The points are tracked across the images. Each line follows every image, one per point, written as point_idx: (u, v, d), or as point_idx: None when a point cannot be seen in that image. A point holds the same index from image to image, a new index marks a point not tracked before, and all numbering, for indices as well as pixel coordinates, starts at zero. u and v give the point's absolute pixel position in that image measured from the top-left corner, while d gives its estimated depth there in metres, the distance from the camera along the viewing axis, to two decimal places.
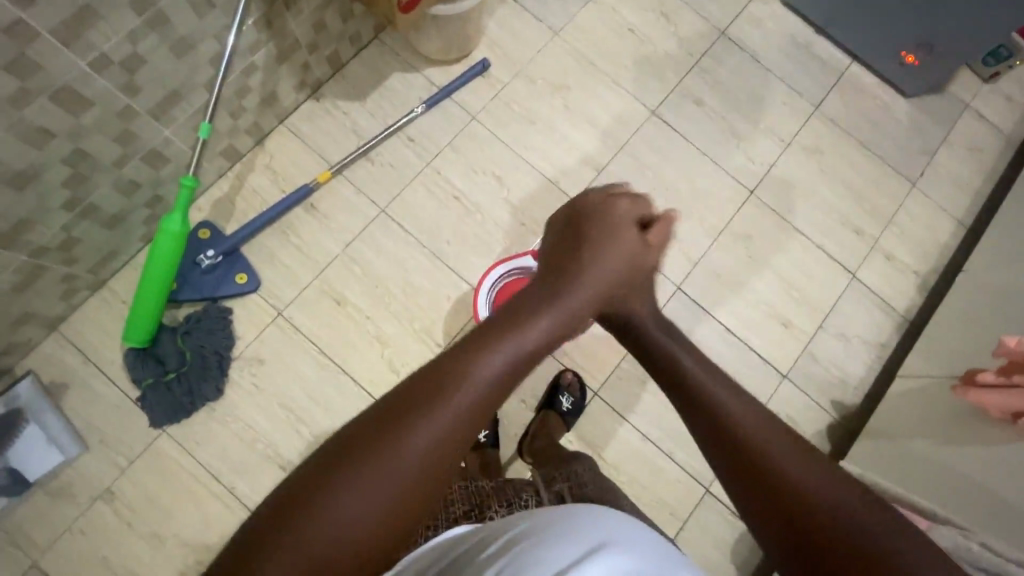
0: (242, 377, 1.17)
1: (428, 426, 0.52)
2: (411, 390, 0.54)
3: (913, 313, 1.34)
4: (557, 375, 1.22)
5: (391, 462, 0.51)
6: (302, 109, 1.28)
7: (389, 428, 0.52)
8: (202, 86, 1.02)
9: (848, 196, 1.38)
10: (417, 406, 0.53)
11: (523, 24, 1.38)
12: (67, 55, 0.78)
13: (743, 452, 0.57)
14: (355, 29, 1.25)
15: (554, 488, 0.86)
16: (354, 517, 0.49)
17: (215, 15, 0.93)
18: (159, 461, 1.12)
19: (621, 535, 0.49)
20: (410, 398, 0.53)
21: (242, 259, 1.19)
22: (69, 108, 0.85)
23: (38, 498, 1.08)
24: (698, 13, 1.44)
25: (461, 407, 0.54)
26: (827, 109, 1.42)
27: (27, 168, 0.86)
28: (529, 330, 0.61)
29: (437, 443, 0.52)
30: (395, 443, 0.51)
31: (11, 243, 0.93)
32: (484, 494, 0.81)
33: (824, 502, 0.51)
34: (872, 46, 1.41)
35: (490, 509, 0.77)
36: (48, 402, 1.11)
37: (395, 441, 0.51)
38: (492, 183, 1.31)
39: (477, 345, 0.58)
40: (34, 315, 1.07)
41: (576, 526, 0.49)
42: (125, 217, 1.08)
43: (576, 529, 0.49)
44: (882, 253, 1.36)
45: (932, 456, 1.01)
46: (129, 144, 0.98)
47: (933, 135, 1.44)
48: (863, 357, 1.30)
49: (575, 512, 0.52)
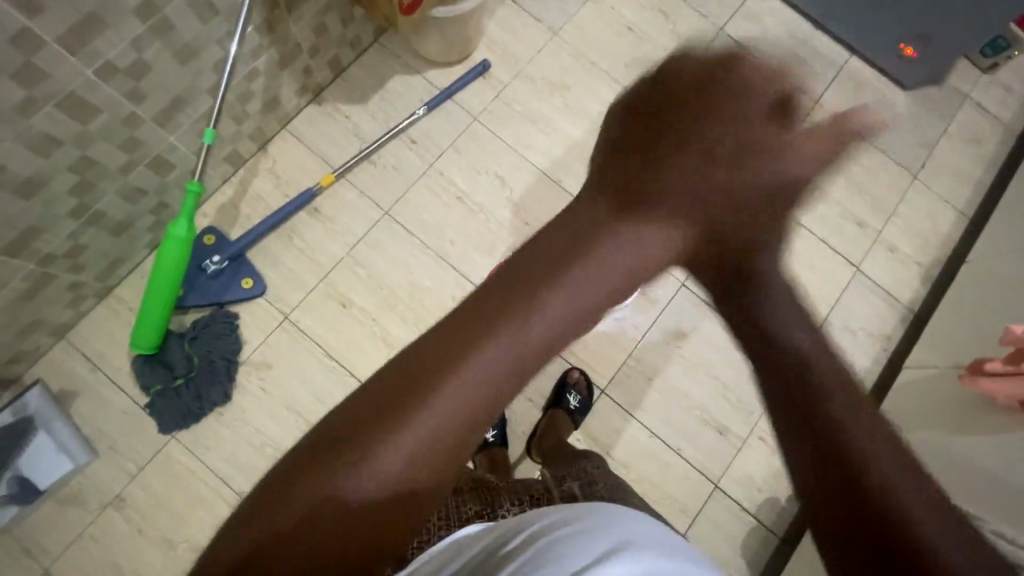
0: (249, 381, 1.17)
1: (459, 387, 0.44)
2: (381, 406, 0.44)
3: (917, 304, 1.34)
4: (564, 374, 1.22)
5: (413, 427, 0.43)
6: (304, 113, 1.28)
7: (411, 391, 0.44)
8: (206, 91, 1.02)
9: (851, 189, 1.38)
10: (444, 361, 0.45)
11: (523, 24, 1.38)
12: (73, 63, 0.79)
13: (805, 410, 0.44)
14: (355, 32, 1.26)
15: (564, 485, 0.86)
16: (368, 491, 0.42)
17: (218, 20, 0.93)
18: (169, 467, 1.12)
19: (641, 538, 0.49)
20: (437, 352, 0.46)
21: (249, 265, 1.20)
22: (75, 116, 0.85)
23: (50, 505, 1.08)
24: (697, 10, 1.44)
25: (450, 411, 0.44)
26: (827, 103, 1.43)
27: (34, 176, 0.87)
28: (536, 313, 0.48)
29: (467, 404, 0.44)
30: (417, 403, 0.44)
31: (19, 252, 0.93)
32: (494, 492, 0.81)
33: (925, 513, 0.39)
34: (870, 39, 1.41)
35: (502, 507, 0.76)
36: (57, 411, 1.10)
37: (411, 405, 0.44)
38: (494, 183, 1.31)
39: (501, 300, 0.49)
40: (42, 323, 1.07)
41: (603, 525, 0.49)
42: (131, 224, 1.09)
43: (601, 527, 0.49)
44: (885, 246, 1.36)
45: (938, 444, 1.02)
46: (135, 151, 0.99)
47: (933, 127, 1.44)
48: (868, 349, 1.31)
49: (605, 515, 0.51)
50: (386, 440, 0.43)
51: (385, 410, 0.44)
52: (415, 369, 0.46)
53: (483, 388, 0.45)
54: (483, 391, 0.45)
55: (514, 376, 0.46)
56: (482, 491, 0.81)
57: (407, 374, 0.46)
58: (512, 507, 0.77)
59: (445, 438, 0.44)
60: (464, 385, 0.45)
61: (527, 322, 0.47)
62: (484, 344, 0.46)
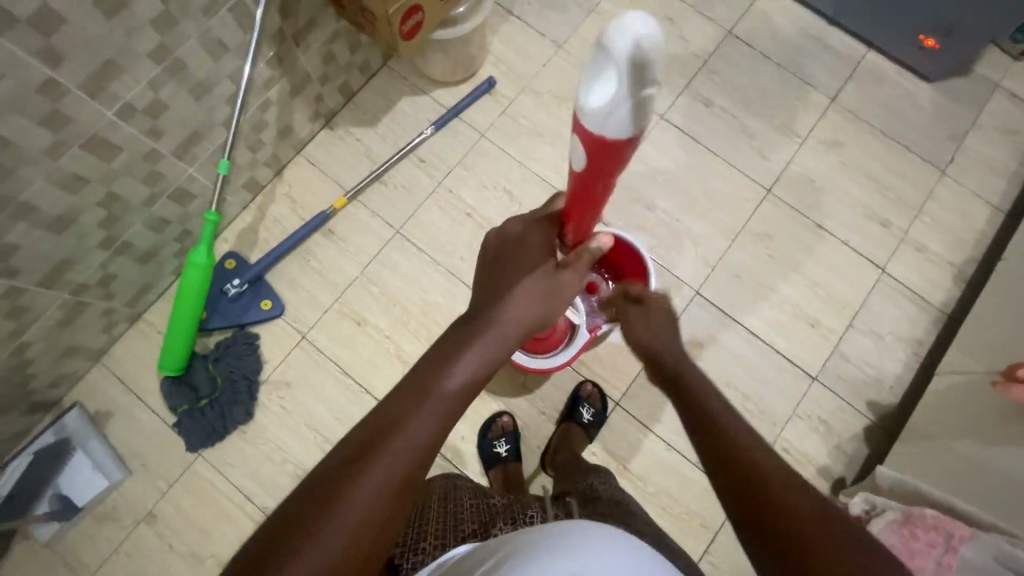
0: (271, 400, 1.21)
1: (378, 474, 0.46)
2: (330, 472, 0.46)
3: (950, 307, 1.27)
4: (577, 388, 1.22)
5: (336, 523, 0.44)
6: (317, 139, 1.33)
7: (342, 478, 0.46)
8: (221, 124, 1.07)
9: (872, 189, 1.33)
10: (379, 430, 0.48)
11: (528, 40, 1.40)
12: (94, 106, 0.84)
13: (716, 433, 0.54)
14: (364, 58, 1.30)
15: (564, 506, 0.84)
16: None
17: (229, 57, 0.98)
18: (196, 484, 1.17)
19: (596, 550, 0.48)
20: (364, 439, 0.48)
21: (267, 287, 1.24)
22: (98, 155, 0.90)
23: (88, 521, 1.14)
24: (704, 14, 1.42)
25: (380, 481, 0.46)
26: (844, 100, 1.38)
27: (65, 213, 0.92)
28: (450, 387, 0.51)
29: (398, 471, 0.47)
30: (344, 493, 0.45)
31: (54, 283, 0.99)
32: (492, 512, 0.80)
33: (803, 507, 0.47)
34: (889, 33, 1.36)
35: (494, 527, 0.74)
36: (94, 430, 1.17)
37: (339, 493, 0.45)
38: (503, 199, 1.32)
39: (425, 376, 0.52)
40: (79, 349, 1.14)
41: (567, 544, 0.49)
42: (157, 252, 1.15)
43: (571, 543, 0.49)
44: (913, 245, 1.30)
45: (970, 454, 0.96)
46: (157, 184, 1.04)
47: (962, 119, 1.37)
48: (897, 355, 1.25)
49: (652, 553, 0.52)
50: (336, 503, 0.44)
51: (331, 479, 0.46)
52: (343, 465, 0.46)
53: (413, 454, 0.47)
54: (408, 460, 0.47)
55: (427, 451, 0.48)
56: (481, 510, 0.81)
57: (344, 460, 0.47)
58: (505, 526, 0.75)
59: (389, 497, 0.46)
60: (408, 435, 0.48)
61: (450, 387, 0.51)
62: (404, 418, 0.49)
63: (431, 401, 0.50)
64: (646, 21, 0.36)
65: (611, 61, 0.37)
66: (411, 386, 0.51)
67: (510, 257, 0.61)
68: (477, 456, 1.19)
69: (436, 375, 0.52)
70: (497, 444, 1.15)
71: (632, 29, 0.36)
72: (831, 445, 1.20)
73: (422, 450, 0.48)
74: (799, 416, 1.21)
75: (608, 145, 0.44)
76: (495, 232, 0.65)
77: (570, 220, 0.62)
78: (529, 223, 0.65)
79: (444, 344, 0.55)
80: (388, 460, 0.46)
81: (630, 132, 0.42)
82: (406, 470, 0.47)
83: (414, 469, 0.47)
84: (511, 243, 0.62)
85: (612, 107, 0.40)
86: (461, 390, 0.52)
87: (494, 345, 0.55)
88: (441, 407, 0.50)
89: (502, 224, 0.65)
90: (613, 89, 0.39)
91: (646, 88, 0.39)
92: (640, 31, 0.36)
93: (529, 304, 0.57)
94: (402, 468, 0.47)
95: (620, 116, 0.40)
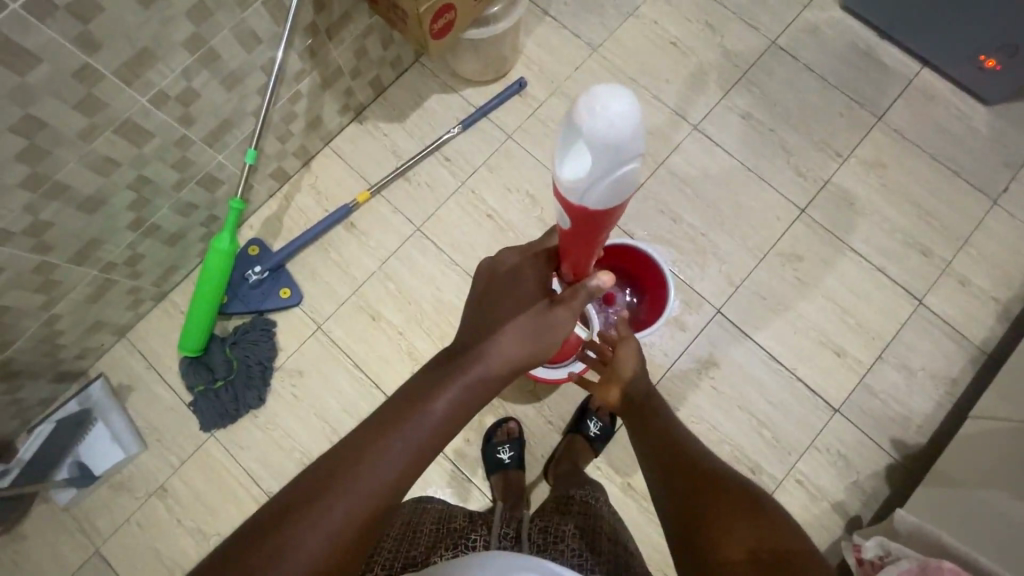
0: (283, 387, 1.23)
1: (348, 498, 0.46)
2: (301, 491, 0.47)
3: (991, 345, 1.19)
4: (586, 399, 1.18)
5: (301, 545, 0.44)
6: (346, 132, 1.34)
7: (314, 498, 0.46)
8: (250, 114, 1.09)
9: (915, 215, 1.26)
10: (355, 454, 0.48)
11: (563, 41, 1.37)
12: (128, 93, 0.87)
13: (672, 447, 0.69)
14: (396, 53, 1.30)
15: (542, 521, 0.82)
16: None
17: (261, 48, 0.99)
18: (207, 463, 1.20)
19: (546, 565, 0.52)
20: (338, 462, 0.48)
21: (286, 275, 1.26)
22: (130, 140, 0.93)
23: (105, 489, 1.19)
24: (748, 23, 1.37)
25: (349, 505, 0.46)
26: (891, 119, 1.31)
27: (97, 193, 0.95)
28: (430, 418, 0.51)
29: (370, 497, 0.47)
30: (305, 520, 0.45)
31: (84, 260, 1.03)
32: (446, 532, 0.78)
33: (714, 478, 0.60)
34: (946, 51, 1.28)
35: (435, 554, 0.72)
36: (115, 402, 1.22)
37: (303, 518, 0.45)
38: (525, 202, 1.31)
39: (405, 408, 0.52)
40: (105, 324, 1.18)
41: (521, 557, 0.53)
42: (184, 235, 1.18)
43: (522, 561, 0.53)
44: (954, 277, 1.23)
45: (998, 507, 0.90)
46: (186, 170, 1.06)
47: (1019, 146, 1.29)
48: (928, 392, 1.18)
49: None
50: (305, 524, 0.45)
51: (301, 500, 0.46)
52: (316, 485, 0.47)
53: (379, 489, 0.47)
54: (379, 488, 0.47)
55: (401, 480, 0.48)
56: (438, 528, 0.78)
57: (309, 488, 0.47)
58: (447, 553, 0.73)
59: (356, 524, 0.46)
60: (383, 463, 0.48)
61: (430, 416, 0.51)
62: (378, 447, 0.49)
63: (408, 431, 0.50)
64: (614, 96, 0.40)
65: (581, 130, 0.41)
66: (391, 415, 0.51)
67: (502, 294, 0.62)
68: (480, 460, 1.18)
69: (414, 409, 0.51)
70: (500, 450, 1.14)
71: (602, 108, 0.39)
72: (849, 482, 1.15)
73: (393, 480, 0.48)
74: (817, 447, 1.16)
75: (588, 210, 0.47)
76: (490, 265, 0.66)
77: (568, 259, 0.61)
78: (525, 256, 0.66)
79: (428, 375, 0.55)
80: (360, 485, 0.47)
81: (608, 202, 0.46)
82: (378, 497, 0.47)
83: (384, 497, 0.47)
84: (502, 279, 0.64)
85: (587, 176, 0.43)
86: (440, 422, 0.51)
87: (479, 380, 0.55)
88: (418, 437, 0.50)
89: (496, 257, 0.67)
90: (588, 159, 0.42)
91: (619, 162, 0.42)
92: (609, 113, 0.39)
93: (517, 344, 0.58)
94: (374, 494, 0.47)
95: (598, 184, 0.44)
